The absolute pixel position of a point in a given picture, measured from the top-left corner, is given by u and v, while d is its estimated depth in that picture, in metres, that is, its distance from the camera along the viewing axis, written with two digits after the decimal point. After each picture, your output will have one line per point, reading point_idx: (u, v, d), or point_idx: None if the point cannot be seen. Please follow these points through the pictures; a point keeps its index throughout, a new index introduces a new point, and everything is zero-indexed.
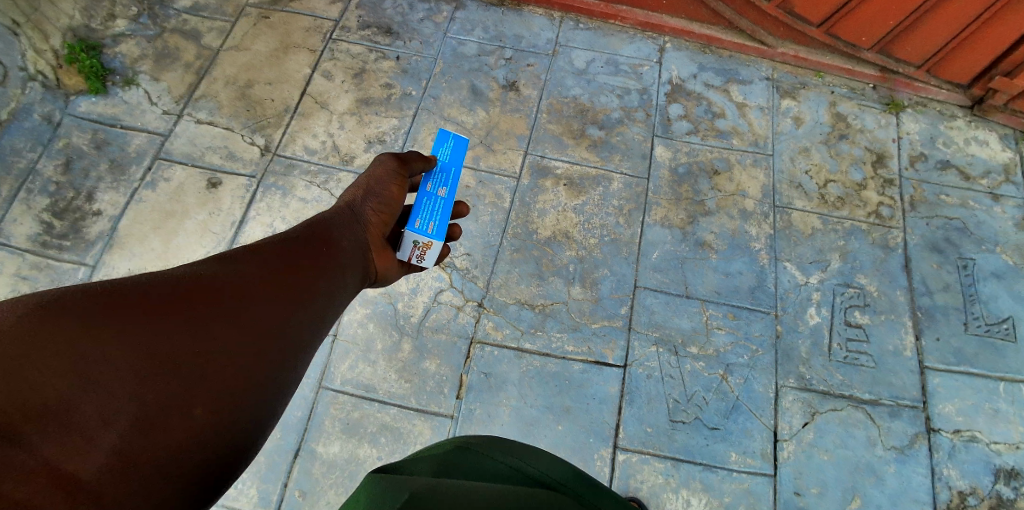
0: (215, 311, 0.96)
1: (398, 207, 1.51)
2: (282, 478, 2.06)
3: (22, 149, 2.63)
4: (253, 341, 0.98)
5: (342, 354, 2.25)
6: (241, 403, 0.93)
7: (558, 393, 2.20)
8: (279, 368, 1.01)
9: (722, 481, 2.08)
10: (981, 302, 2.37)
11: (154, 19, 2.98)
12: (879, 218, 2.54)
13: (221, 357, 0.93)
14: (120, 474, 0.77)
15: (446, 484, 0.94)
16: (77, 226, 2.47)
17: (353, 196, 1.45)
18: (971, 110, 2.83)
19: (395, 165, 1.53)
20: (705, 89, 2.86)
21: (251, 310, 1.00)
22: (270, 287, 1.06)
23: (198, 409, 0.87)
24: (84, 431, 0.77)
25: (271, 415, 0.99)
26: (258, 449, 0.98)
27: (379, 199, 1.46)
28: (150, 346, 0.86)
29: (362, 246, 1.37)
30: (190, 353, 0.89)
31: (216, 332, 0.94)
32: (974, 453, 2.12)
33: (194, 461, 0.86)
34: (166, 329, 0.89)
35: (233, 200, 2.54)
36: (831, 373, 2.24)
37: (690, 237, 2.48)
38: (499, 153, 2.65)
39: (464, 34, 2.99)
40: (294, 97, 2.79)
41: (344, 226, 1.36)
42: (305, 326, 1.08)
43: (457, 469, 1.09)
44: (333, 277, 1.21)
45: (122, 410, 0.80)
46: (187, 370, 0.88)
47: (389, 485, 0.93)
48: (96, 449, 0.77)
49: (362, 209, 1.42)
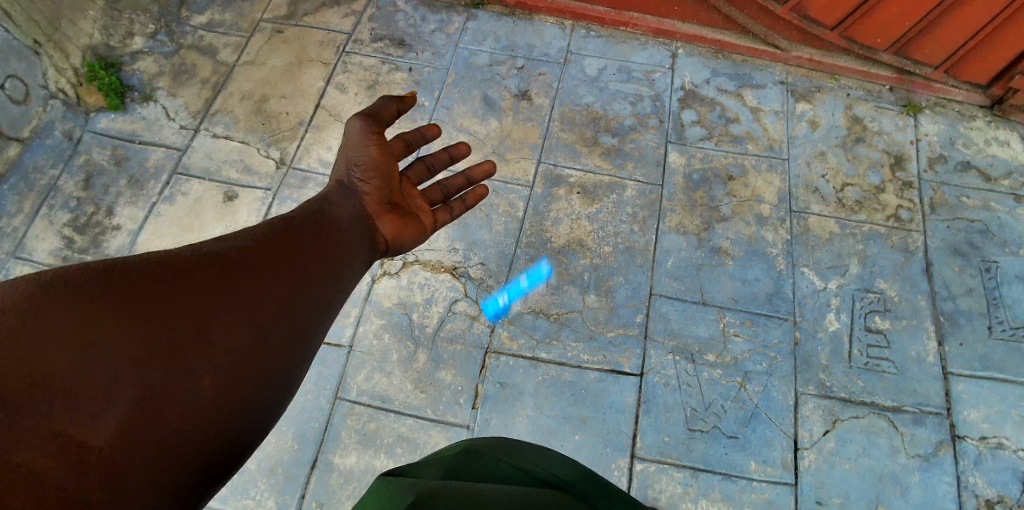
0: (217, 299, 1.00)
1: (385, 165, 1.57)
2: (299, 490, 2.07)
3: (44, 166, 2.68)
4: (255, 330, 1.02)
5: (357, 365, 2.26)
6: (245, 389, 0.96)
7: (574, 404, 2.19)
8: (281, 359, 1.05)
9: (741, 490, 2.05)
10: (1005, 305, 2.32)
11: (171, 36, 3.04)
12: (898, 221, 2.50)
13: (224, 343, 0.96)
14: (126, 448, 0.78)
15: (456, 489, 0.93)
16: (97, 241, 2.51)
17: (339, 175, 1.54)
18: (991, 109, 2.78)
19: (361, 120, 1.60)
20: (718, 94, 2.84)
21: (253, 299, 1.05)
22: (268, 277, 1.11)
23: (203, 391, 0.89)
24: (92, 407, 0.78)
25: (275, 402, 1.03)
26: (262, 436, 1.00)
27: (365, 166, 1.54)
28: (155, 327, 0.89)
29: (362, 217, 1.48)
30: (192, 337, 0.92)
31: (218, 318, 0.98)
32: (1001, 461, 2.07)
33: (201, 440, 0.87)
34: (169, 314, 0.92)
35: (249, 212, 2.57)
36: (851, 379, 2.20)
37: (705, 243, 2.46)
38: (513, 163, 2.66)
39: (475, 44, 3.00)
40: (308, 110, 2.82)
41: (340, 201, 1.47)
42: (304, 319, 1.13)
43: (465, 471, 1.08)
44: (332, 268, 1.28)
45: (127, 383, 0.82)
46: (190, 353, 0.91)
47: (399, 486, 0.91)
48: (102, 427, 0.77)
49: (353, 183, 1.52)
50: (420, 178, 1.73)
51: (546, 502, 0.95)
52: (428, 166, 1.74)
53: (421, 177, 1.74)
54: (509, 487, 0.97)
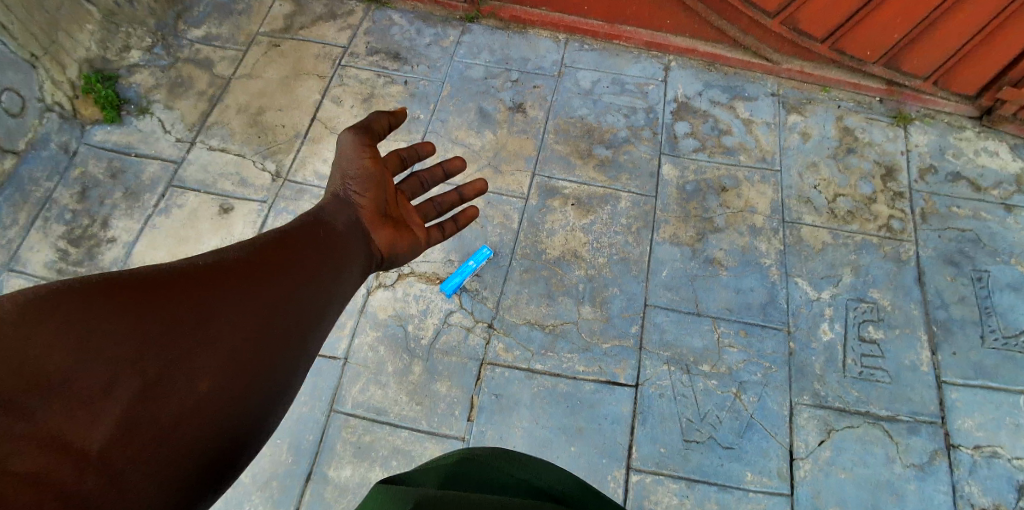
0: (216, 299, 1.02)
1: (381, 177, 1.59)
2: (294, 503, 2.06)
3: (40, 178, 2.68)
4: (253, 331, 1.03)
5: (353, 377, 2.26)
6: (246, 388, 0.97)
7: (570, 414, 2.19)
8: (280, 359, 1.05)
9: (738, 501, 2.05)
10: (998, 314, 2.34)
11: (168, 49, 3.06)
12: (890, 231, 2.52)
13: (222, 341, 0.97)
14: (123, 448, 0.80)
15: (455, 496, 0.94)
16: (92, 254, 2.51)
17: (335, 186, 1.56)
18: (980, 120, 2.82)
19: (354, 131, 1.61)
20: (712, 106, 2.87)
21: (251, 300, 1.07)
22: (263, 281, 1.12)
23: (202, 389, 0.91)
24: (89, 408, 0.80)
25: (275, 404, 1.02)
26: (264, 438, 1.00)
27: (359, 178, 1.55)
28: (151, 330, 0.91)
29: (357, 227, 1.49)
30: (190, 339, 0.94)
31: (215, 320, 0.99)
32: (996, 469, 2.07)
33: (200, 440, 0.88)
34: (166, 316, 0.94)
35: (245, 225, 2.57)
36: (846, 389, 2.21)
37: (699, 254, 2.48)
38: (508, 175, 2.67)
39: (470, 57, 3.03)
40: (304, 123, 2.83)
41: (335, 212, 1.49)
42: (302, 322, 1.14)
43: (464, 478, 1.09)
44: (330, 272, 1.30)
45: (124, 385, 0.84)
46: (187, 353, 0.92)
47: (398, 492, 0.92)
48: (99, 424, 0.79)
49: (348, 195, 1.53)
50: (414, 193, 1.74)
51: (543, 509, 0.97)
52: (421, 182, 1.74)
53: (415, 192, 1.75)
54: (508, 497, 0.99)
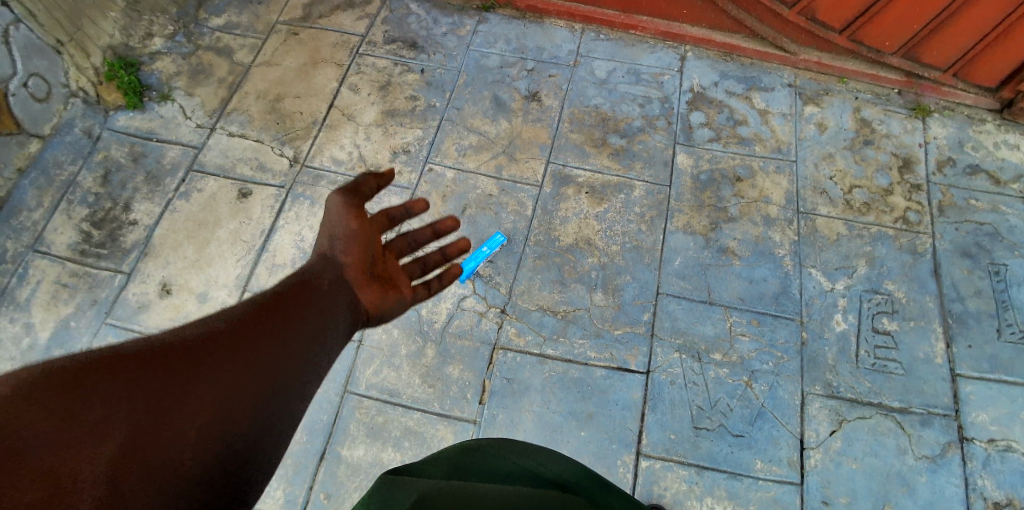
0: (213, 331, 1.08)
1: (366, 237, 1.48)
2: (307, 481, 2.09)
3: (63, 162, 2.74)
4: (247, 360, 1.06)
5: (366, 359, 2.29)
6: (247, 403, 1.00)
7: (580, 399, 2.20)
8: (278, 380, 1.07)
9: (747, 489, 2.05)
10: (1014, 308, 2.32)
11: (189, 37, 3.11)
12: (906, 223, 2.51)
13: (217, 369, 1.01)
14: (124, 468, 0.81)
15: (457, 486, 0.96)
16: (114, 236, 2.56)
17: (323, 246, 1.48)
18: (1001, 113, 2.78)
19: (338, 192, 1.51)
20: (727, 96, 2.87)
21: (244, 332, 1.11)
22: (257, 317, 1.16)
23: (200, 410, 0.93)
24: (90, 435, 0.82)
25: (278, 423, 1.03)
26: (269, 459, 1.00)
27: (342, 237, 1.46)
28: (146, 368, 0.95)
29: (343, 285, 1.40)
30: (184, 372, 0.97)
31: (209, 353, 1.03)
32: (1010, 463, 2.06)
33: (201, 458, 0.89)
34: (159, 355, 0.98)
35: (262, 209, 2.61)
36: (858, 380, 2.20)
37: (712, 244, 2.48)
38: (522, 162, 2.69)
39: (486, 46, 3.04)
40: (321, 110, 2.87)
41: (323, 269, 1.41)
42: (298, 346, 1.16)
43: (467, 469, 1.11)
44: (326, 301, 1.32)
45: (121, 414, 0.86)
46: (183, 383, 0.95)
47: (402, 486, 0.95)
48: (100, 447, 0.81)
49: (334, 255, 1.44)
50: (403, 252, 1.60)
51: (546, 497, 0.98)
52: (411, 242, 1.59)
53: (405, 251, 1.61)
54: (514, 486, 1.01)
